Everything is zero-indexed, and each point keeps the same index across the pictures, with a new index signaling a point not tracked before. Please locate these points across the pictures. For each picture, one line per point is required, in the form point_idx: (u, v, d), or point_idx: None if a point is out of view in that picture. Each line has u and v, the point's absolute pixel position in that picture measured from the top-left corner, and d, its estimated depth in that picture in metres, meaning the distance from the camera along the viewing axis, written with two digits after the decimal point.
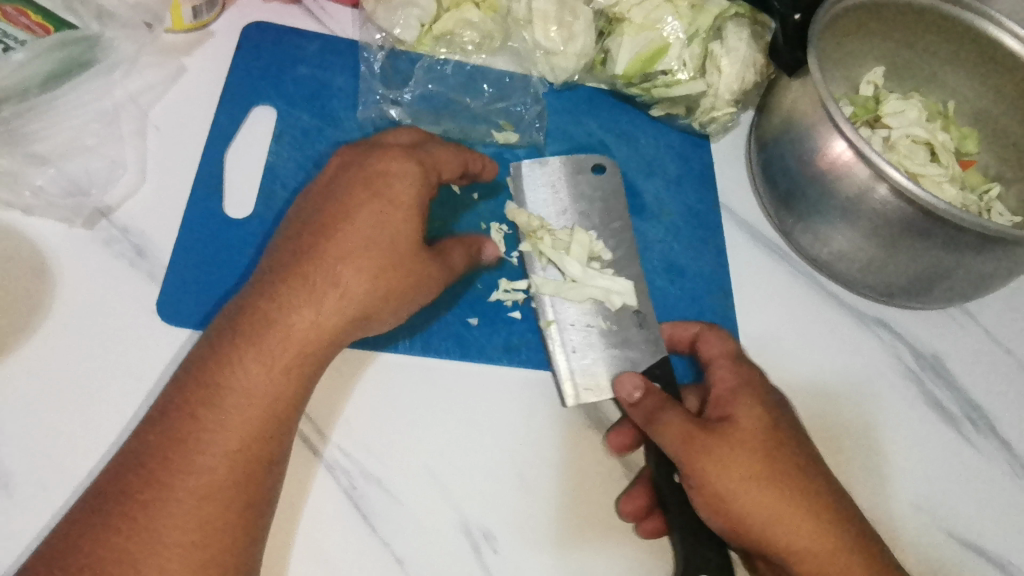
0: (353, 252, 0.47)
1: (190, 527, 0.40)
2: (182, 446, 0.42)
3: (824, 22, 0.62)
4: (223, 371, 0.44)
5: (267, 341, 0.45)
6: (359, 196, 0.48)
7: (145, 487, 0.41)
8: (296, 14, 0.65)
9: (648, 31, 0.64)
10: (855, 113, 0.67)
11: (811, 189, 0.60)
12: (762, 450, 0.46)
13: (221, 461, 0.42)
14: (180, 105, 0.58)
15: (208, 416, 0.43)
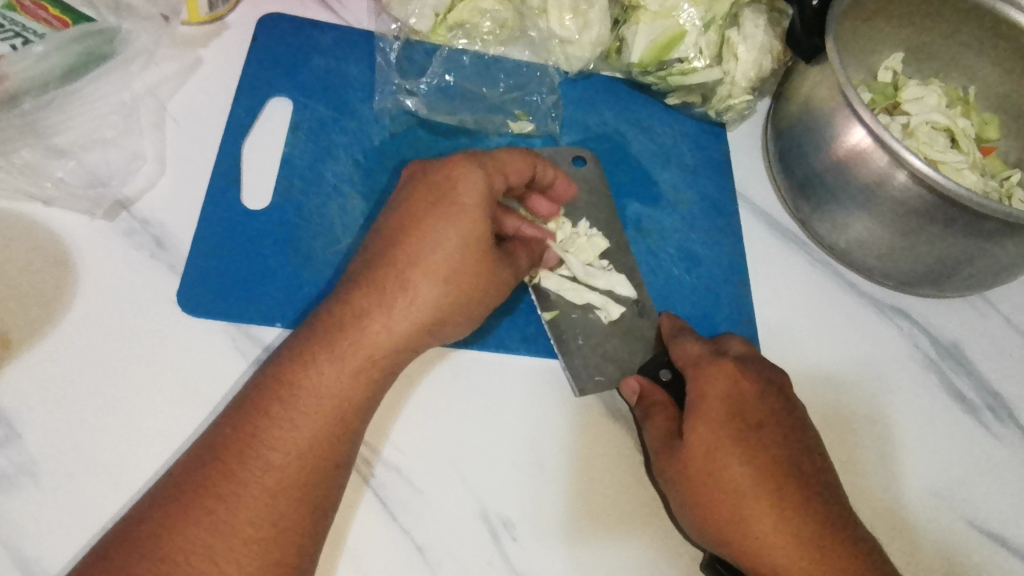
0: (426, 264, 0.47)
1: (264, 523, 0.41)
2: (256, 444, 0.42)
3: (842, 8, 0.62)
4: (298, 371, 0.45)
5: (343, 345, 0.46)
6: (426, 204, 0.49)
7: (221, 481, 0.41)
8: (311, 6, 0.65)
9: (663, 19, 0.63)
10: (873, 99, 0.67)
11: (830, 177, 0.60)
12: (711, 465, 0.47)
13: (292, 460, 0.42)
14: (197, 97, 0.59)
15: (283, 414, 0.43)
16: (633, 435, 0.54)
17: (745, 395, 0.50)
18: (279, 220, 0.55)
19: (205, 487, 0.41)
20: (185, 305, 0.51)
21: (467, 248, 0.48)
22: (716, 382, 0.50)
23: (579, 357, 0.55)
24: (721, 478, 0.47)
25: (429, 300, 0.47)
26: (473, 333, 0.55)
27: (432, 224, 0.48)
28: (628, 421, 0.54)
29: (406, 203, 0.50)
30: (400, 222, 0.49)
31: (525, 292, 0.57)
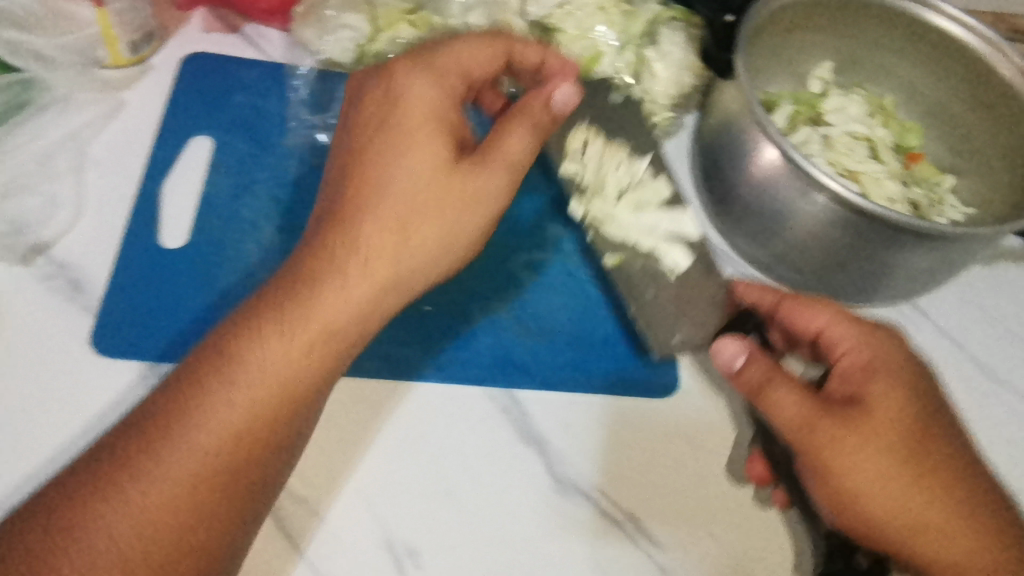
0: (414, 173, 0.46)
1: (192, 507, 0.39)
2: (182, 428, 0.40)
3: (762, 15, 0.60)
4: (243, 345, 0.42)
5: (271, 320, 0.43)
6: (382, 139, 0.47)
7: (150, 445, 0.39)
8: (235, 43, 0.66)
9: (582, 41, 0.64)
10: (798, 110, 0.66)
11: (747, 194, 0.60)
12: (888, 434, 0.43)
13: (215, 444, 0.40)
14: (119, 139, 0.60)
15: (216, 393, 0.41)
16: (545, 458, 0.54)
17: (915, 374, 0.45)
18: (193, 258, 0.57)
19: (127, 459, 0.39)
20: (100, 345, 0.52)
21: (435, 180, 0.47)
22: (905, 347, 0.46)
23: (657, 308, 0.57)
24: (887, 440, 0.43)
25: (478, 186, 0.48)
26: (385, 362, 0.56)
27: (414, 148, 0.47)
28: (541, 445, 0.54)
29: (387, 121, 0.48)
30: (368, 155, 0.47)
31: (439, 320, 0.58)
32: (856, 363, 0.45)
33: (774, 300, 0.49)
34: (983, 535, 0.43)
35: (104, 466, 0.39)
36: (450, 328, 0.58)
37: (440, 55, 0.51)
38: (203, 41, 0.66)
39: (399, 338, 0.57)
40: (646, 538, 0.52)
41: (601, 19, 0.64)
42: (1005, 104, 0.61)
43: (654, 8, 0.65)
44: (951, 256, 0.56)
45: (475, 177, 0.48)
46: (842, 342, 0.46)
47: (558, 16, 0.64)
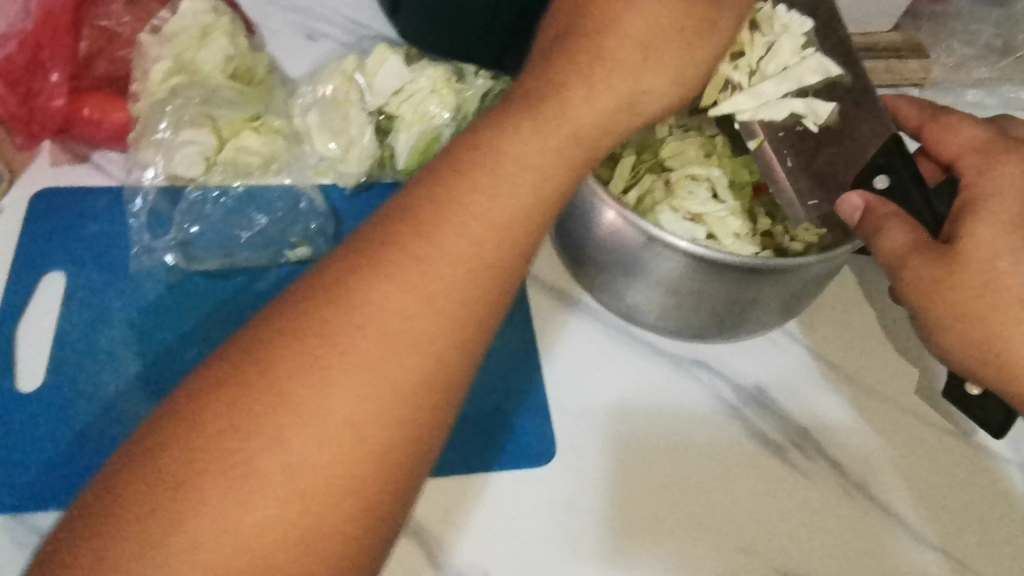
0: (621, 54, 0.41)
1: (354, 461, 0.31)
2: (309, 376, 0.31)
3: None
4: (349, 328, 0.32)
5: (423, 283, 0.34)
6: (526, 131, 0.39)
7: (193, 460, 0.30)
8: (84, 171, 0.67)
9: (420, 124, 0.66)
10: (639, 160, 0.68)
11: (598, 254, 0.61)
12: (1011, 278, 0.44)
13: (328, 460, 0.30)
14: None
15: (349, 387, 0.31)
16: (427, 547, 0.53)
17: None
18: (51, 399, 0.56)
19: (212, 394, 0.31)
20: None
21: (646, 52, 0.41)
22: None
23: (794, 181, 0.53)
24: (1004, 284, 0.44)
25: (584, 126, 0.40)
26: None
27: (657, 44, 0.41)
28: (420, 534, 0.54)
29: (605, 26, 0.41)
30: (571, 60, 0.41)
31: None
32: (1008, 195, 0.45)
33: (919, 121, 0.52)
34: (949, 266, 0.45)
35: (190, 454, 0.30)
36: None
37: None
38: (49, 174, 0.66)
39: None
40: None
41: (435, 101, 0.66)
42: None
43: (486, 84, 0.67)
44: (800, 289, 0.59)
45: (731, 40, 0.44)
46: (987, 167, 0.47)
47: (395, 104, 0.66)
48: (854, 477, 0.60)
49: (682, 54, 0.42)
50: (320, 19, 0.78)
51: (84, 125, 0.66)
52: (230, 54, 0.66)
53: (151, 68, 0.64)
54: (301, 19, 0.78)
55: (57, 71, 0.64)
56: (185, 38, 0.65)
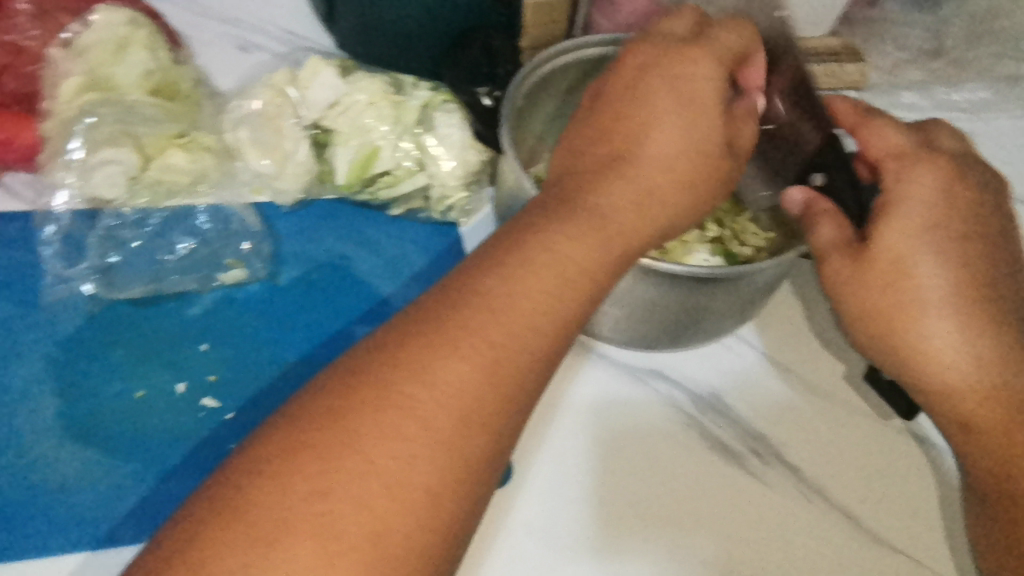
0: (660, 161, 0.45)
1: (426, 518, 0.34)
2: (355, 436, 0.34)
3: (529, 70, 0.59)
4: (417, 394, 0.36)
5: (487, 352, 0.38)
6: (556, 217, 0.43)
7: (277, 522, 0.32)
8: None
9: (359, 137, 0.63)
10: None
11: None
12: (922, 286, 0.44)
13: (405, 513, 0.34)
14: None
15: (421, 447, 0.35)
16: None
17: (948, 198, 0.46)
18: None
19: (312, 441, 0.34)
20: None
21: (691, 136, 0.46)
22: (949, 191, 0.46)
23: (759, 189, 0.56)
24: (912, 290, 0.44)
25: (635, 232, 0.44)
26: None
27: (662, 133, 0.46)
28: None
29: (636, 96, 0.47)
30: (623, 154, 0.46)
31: None
32: (914, 207, 0.45)
33: (854, 121, 0.51)
34: (863, 265, 0.45)
35: (280, 507, 0.32)
36: None
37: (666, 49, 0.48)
38: None
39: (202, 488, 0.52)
40: None
41: (374, 113, 0.63)
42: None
43: (424, 95, 0.64)
44: (749, 293, 0.58)
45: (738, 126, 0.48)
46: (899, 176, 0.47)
47: (332, 117, 0.63)
48: (813, 482, 0.60)
49: (691, 140, 0.46)
50: (254, 31, 0.75)
51: None
52: (150, 67, 0.62)
53: (60, 85, 0.60)
54: (234, 32, 0.75)
55: None
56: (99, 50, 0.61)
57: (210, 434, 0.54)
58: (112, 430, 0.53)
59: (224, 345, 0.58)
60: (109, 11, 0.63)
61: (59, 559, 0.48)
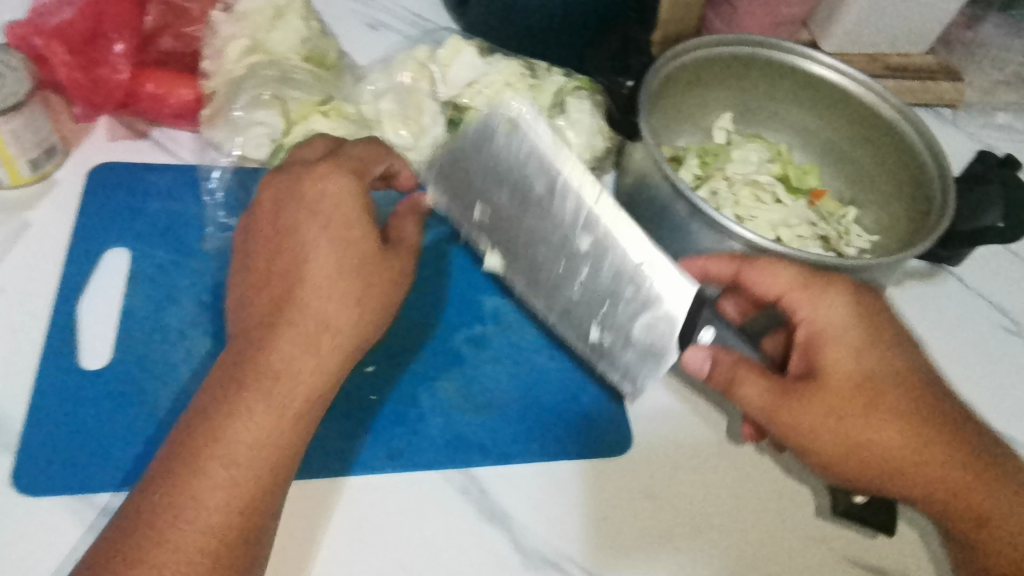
0: (316, 285, 0.47)
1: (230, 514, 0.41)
2: (196, 478, 0.41)
3: (670, 56, 0.63)
4: (223, 419, 0.43)
5: (272, 390, 0.44)
6: (278, 254, 0.48)
7: (167, 501, 0.40)
8: (145, 148, 0.65)
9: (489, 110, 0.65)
10: (705, 161, 0.69)
11: (669, 246, 0.62)
12: (892, 415, 0.47)
13: (217, 512, 0.40)
14: (24, 262, 0.57)
15: (219, 471, 0.41)
16: (510, 534, 0.53)
17: (876, 325, 0.50)
18: (115, 382, 0.53)
19: (173, 475, 0.41)
20: (14, 487, 0.49)
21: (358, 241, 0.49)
22: (886, 328, 0.50)
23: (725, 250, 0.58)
24: (896, 401, 0.48)
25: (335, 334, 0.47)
26: (339, 456, 0.54)
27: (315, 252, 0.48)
28: (505, 520, 0.54)
29: (285, 228, 0.49)
30: (344, 223, 0.49)
31: (385, 410, 0.57)
32: (826, 328, 0.50)
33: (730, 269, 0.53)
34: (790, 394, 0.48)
35: (199, 494, 0.40)
36: (412, 408, 0.57)
37: (284, 174, 0.51)
38: (108, 149, 0.64)
39: (353, 435, 0.55)
40: None
41: (510, 93, 0.65)
42: (882, 140, 0.66)
43: (558, 81, 0.67)
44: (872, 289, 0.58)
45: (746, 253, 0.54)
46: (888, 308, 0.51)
47: (468, 95, 0.66)
48: None
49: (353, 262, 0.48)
50: (382, 11, 0.79)
51: (148, 102, 0.64)
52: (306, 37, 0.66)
53: (227, 47, 0.64)
54: (364, 10, 0.79)
55: (122, 43, 0.62)
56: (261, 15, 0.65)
57: (351, 384, 0.57)
58: None
59: None
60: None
61: None
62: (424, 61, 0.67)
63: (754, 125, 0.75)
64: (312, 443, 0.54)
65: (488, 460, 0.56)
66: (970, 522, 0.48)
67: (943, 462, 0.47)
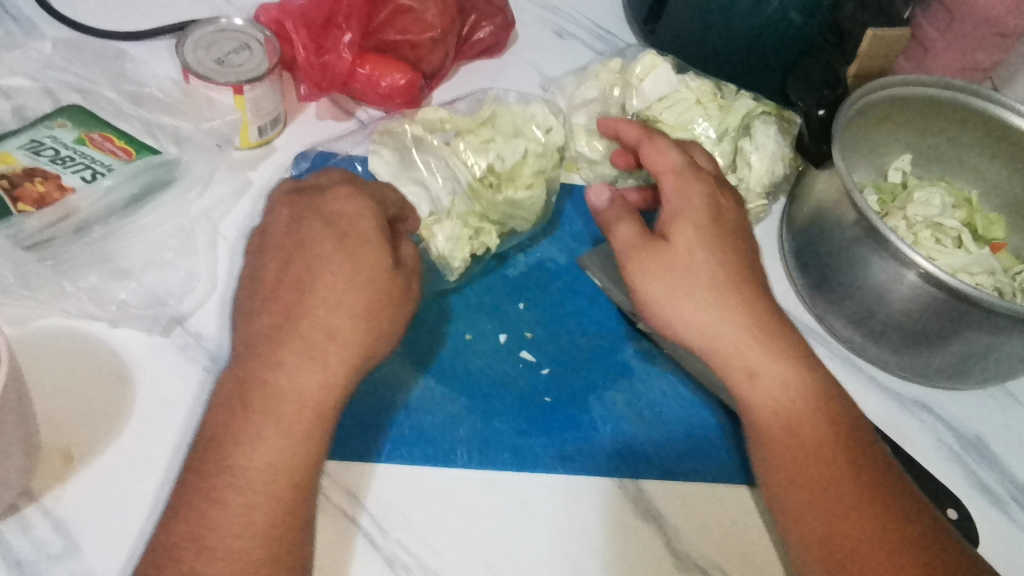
0: (337, 290, 0.48)
1: (270, 509, 0.43)
2: (226, 492, 0.43)
3: (870, 88, 0.65)
4: (236, 432, 0.45)
5: (280, 406, 0.45)
6: (283, 254, 0.50)
7: (206, 506, 0.42)
8: (351, 128, 0.71)
9: (680, 132, 0.68)
10: (882, 200, 0.70)
11: (840, 277, 0.63)
12: (785, 417, 0.51)
13: (259, 519, 0.43)
14: (247, 218, 0.63)
15: (244, 480, 0.43)
16: (664, 535, 0.54)
17: (721, 212, 0.57)
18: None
19: (207, 487, 0.43)
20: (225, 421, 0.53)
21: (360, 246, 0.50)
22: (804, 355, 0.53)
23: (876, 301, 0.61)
24: (821, 469, 0.49)
25: (348, 335, 0.48)
26: (513, 455, 0.56)
27: (325, 260, 0.49)
28: (659, 520, 0.55)
29: (297, 240, 0.50)
30: (346, 238, 0.50)
31: (559, 410, 0.59)
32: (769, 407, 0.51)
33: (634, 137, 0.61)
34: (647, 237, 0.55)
35: (231, 504, 0.43)
36: (584, 415, 0.59)
37: (308, 199, 0.52)
38: (318, 125, 0.70)
39: (522, 429, 0.58)
40: None
41: (699, 113, 0.68)
42: None
43: (748, 104, 0.69)
44: None
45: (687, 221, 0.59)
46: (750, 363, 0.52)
47: (659, 109, 0.69)
48: None
49: (361, 271, 0.49)
50: (569, 20, 0.83)
51: (363, 81, 0.70)
52: (504, 157, 0.63)
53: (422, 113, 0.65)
54: (551, 18, 0.82)
55: (350, 33, 0.68)
56: (498, 130, 0.65)
57: (528, 384, 0.60)
58: (448, 363, 0.60)
59: (540, 306, 0.65)
60: (520, 110, 0.67)
61: (404, 468, 0.54)
62: (626, 75, 0.71)
63: (935, 168, 0.73)
64: (490, 434, 0.57)
65: (655, 474, 0.57)
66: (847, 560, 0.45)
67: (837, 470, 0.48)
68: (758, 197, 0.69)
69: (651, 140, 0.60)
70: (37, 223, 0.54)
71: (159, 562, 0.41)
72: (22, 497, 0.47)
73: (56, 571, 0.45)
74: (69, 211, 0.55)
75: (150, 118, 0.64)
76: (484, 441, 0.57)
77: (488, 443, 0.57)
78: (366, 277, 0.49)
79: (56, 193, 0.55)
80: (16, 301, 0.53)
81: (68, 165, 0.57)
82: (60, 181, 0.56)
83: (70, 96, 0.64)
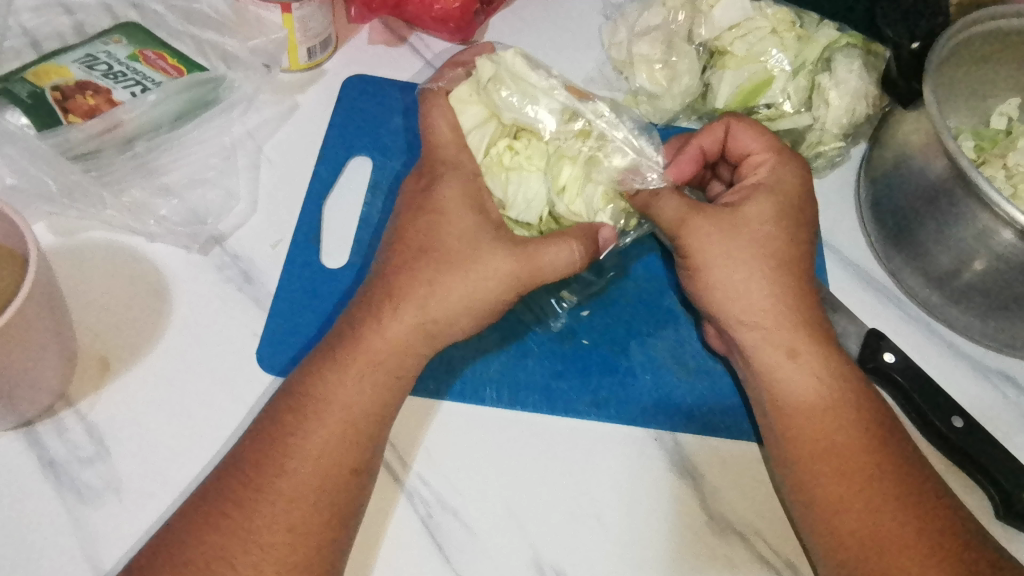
0: (418, 255, 0.48)
1: (328, 469, 0.44)
2: (292, 444, 0.44)
3: (971, 19, 0.57)
4: (316, 383, 0.46)
5: (356, 364, 0.46)
6: (408, 214, 0.50)
7: (276, 454, 0.44)
8: (402, 53, 0.69)
9: (751, 64, 0.63)
10: (978, 147, 0.63)
11: (920, 229, 0.56)
12: (795, 372, 0.49)
13: (312, 472, 0.43)
14: (292, 140, 0.62)
15: (305, 430, 0.44)
16: (699, 494, 0.51)
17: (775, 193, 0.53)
18: (351, 275, 0.56)
19: (274, 436, 0.44)
20: (258, 342, 0.53)
21: (448, 214, 0.49)
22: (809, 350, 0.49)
23: (949, 255, 0.55)
24: (845, 466, 0.46)
25: (436, 303, 0.47)
26: (544, 397, 0.54)
27: (422, 219, 0.49)
28: (694, 476, 0.52)
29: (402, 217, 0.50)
30: (420, 205, 0.50)
31: (597, 355, 0.56)
32: (772, 396, 0.49)
33: (723, 132, 0.55)
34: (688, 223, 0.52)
35: (293, 456, 0.44)
36: (629, 364, 0.56)
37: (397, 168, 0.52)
38: (369, 51, 0.68)
39: (556, 370, 0.55)
40: (774, 553, 0.50)
41: (774, 43, 0.63)
42: None
43: (831, 34, 0.63)
44: None
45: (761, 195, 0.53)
46: (791, 344, 0.49)
47: (730, 39, 0.64)
48: None
49: (455, 241, 0.48)
50: None
51: (416, 5, 0.66)
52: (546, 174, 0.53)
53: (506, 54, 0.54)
54: None
55: None
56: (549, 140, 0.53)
57: (566, 325, 0.58)
58: None
59: None
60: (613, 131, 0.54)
61: (424, 404, 0.53)
62: (695, 2, 0.66)
63: None
64: (522, 374, 0.55)
65: (692, 428, 0.54)
66: (845, 531, 0.45)
67: (847, 426, 0.47)
68: (836, 137, 0.62)
69: (740, 128, 0.55)
70: (83, 134, 0.55)
71: (222, 488, 0.43)
72: (58, 403, 0.48)
73: (85, 473, 0.47)
74: (115, 124, 0.56)
75: (200, 36, 0.64)
76: (515, 381, 0.54)
77: (520, 383, 0.54)
78: (454, 239, 0.48)
79: (105, 106, 0.55)
80: (65, 211, 0.55)
81: (120, 80, 0.57)
82: (110, 97, 0.56)
83: (128, 13, 0.65)
